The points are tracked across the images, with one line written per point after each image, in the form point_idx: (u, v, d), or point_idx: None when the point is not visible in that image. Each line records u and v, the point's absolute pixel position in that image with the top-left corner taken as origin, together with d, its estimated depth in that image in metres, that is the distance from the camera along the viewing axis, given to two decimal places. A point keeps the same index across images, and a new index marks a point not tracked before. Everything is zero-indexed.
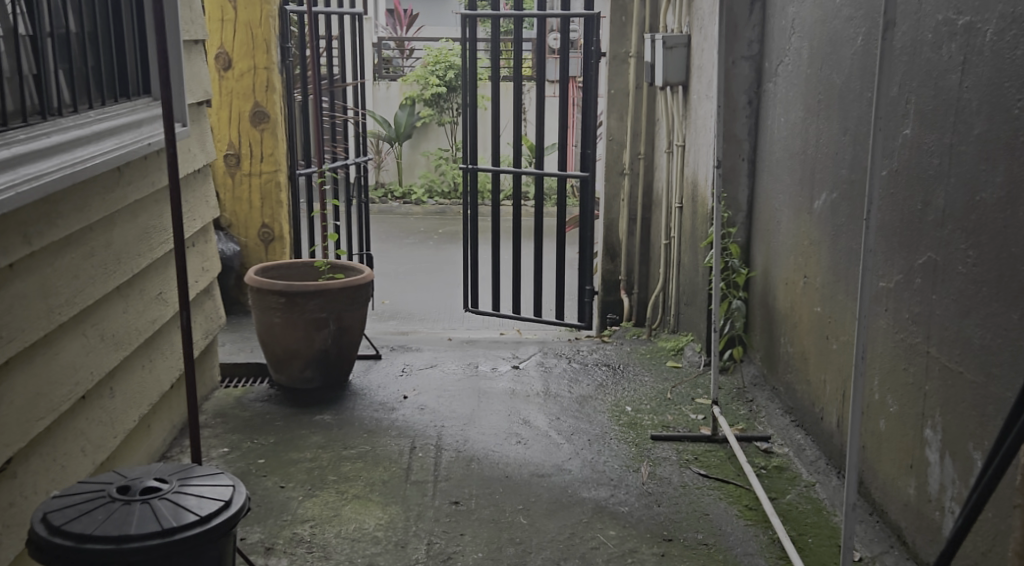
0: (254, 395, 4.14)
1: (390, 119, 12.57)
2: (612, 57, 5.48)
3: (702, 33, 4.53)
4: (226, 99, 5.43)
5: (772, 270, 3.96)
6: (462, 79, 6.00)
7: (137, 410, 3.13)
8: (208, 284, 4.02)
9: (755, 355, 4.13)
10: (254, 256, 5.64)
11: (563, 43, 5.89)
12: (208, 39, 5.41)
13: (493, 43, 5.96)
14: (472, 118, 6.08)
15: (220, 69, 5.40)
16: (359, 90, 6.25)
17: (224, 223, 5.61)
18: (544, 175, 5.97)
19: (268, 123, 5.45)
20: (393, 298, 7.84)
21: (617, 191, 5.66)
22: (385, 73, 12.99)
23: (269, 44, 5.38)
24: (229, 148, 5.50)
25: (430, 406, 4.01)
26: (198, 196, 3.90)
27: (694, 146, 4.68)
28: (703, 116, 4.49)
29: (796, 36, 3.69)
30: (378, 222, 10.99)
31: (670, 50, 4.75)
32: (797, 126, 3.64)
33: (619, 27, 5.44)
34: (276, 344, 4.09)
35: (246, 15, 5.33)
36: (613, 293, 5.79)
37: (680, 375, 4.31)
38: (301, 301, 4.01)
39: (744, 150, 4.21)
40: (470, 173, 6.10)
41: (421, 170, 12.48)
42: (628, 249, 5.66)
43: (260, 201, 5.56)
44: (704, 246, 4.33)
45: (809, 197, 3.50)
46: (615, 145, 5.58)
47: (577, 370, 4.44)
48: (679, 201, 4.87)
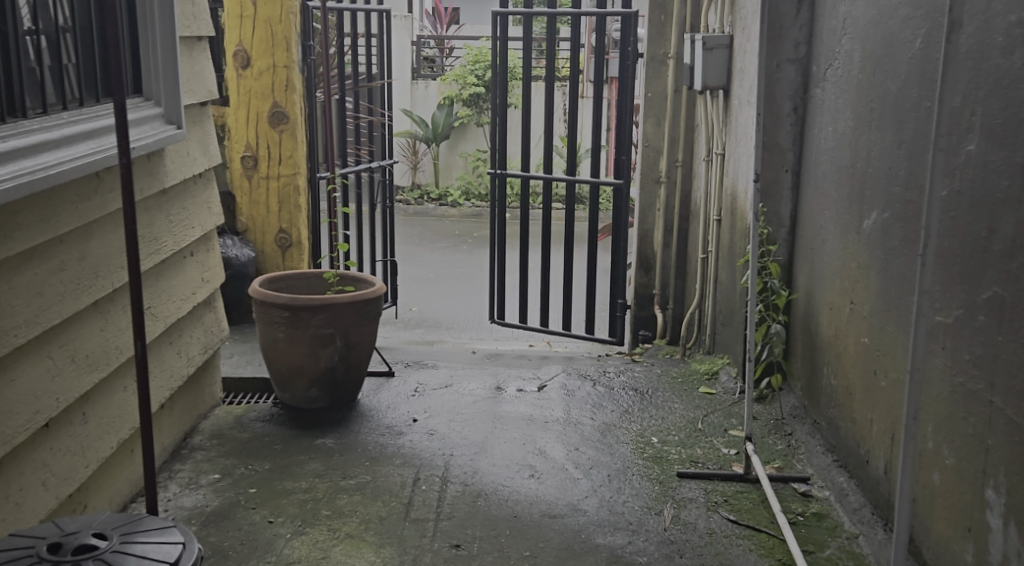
0: (256, 414, 3.89)
1: (428, 119, 12.35)
2: (649, 58, 5.17)
3: (745, 34, 4.21)
4: (244, 99, 5.20)
5: (815, 293, 3.63)
6: (492, 79, 5.72)
7: (116, 437, 2.90)
8: (209, 295, 3.78)
9: (795, 384, 3.82)
10: (271, 262, 5.41)
11: (600, 42, 5.58)
12: (226, 34, 5.17)
13: (526, 42, 5.67)
14: (502, 119, 5.79)
15: (238, 67, 5.17)
16: (385, 90, 6.00)
17: (241, 227, 5.41)
18: (576, 182, 5.66)
19: (287, 124, 5.20)
20: (421, 305, 7.59)
21: (653, 199, 5.35)
22: (424, 72, 12.74)
23: (289, 42, 5.12)
24: (246, 150, 5.27)
25: (441, 432, 3.74)
26: (199, 202, 3.66)
27: (733, 155, 4.36)
28: (743, 123, 4.16)
29: (848, 37, 3.36)
30: (412, 225, 10.75)
31: (710, 51, 4.43)
32: (846, 136, 3.31)
33: (657, 27, 5.13)
34: (280, 361, 3.85)
35: (266, 11, 5.08)
36: (646, 308, 5.49)
37: (713, 403, 4.01)
38: (305, 315, 3.76)
39: (787, 160, 3.88)
40: (499, 179, 5.83)
41: (458, 172, 12.24)
42: (663, 262, 5.34)
43: (278, 205, 5.33)
44: (742, 265, 4.01)
45: (858, 216, 3.17)
46: (651, 151, 5.27)
47: (602, 394, 4.15)
48: (717, 213, 4.56)
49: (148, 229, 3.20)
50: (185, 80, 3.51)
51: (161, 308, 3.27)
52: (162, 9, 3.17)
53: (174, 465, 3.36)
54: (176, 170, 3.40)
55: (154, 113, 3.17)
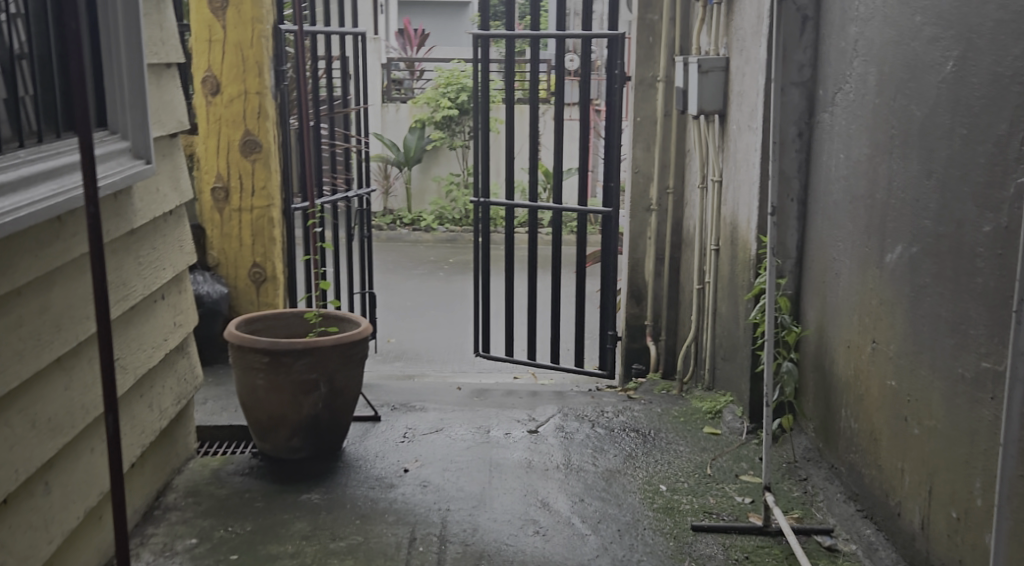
0: (234, 466, 3.63)
1: (399, 142, 12.12)
2: (637, 82, 4.98)
3: (742, 56, 4.03)
4: (214, 127, 4.95)
5: (828, 329, 3.44)
6: (473, 103, 5.51)
7: (84, 504, 2.63)
8: (182, 340, 3.52)
9: (808, 425, 3.62)
10: (244, 298, 5.13)
11: (584, 65, 5.39)
12: (194, 60, 4.94)
13: (508, 65, 5.47)
14: (484, 143, 5.57)
15: (208, 94, 4.93)
16: (361, 116, 5.77)
17: (211, 262, 5.14)
18: (562, 209, 5.46)
19: (259, 153, 4.96)
20: (399, 336, 7.35)
21: (644, 227, 5.15)
22: (394, 95, 12.51)
23: (261, 68, 4.89)
24: (217, 181, 5.02)
25: (434, 483, 3.49)
26: (170, 240, 3.41)
27: (732, 183, 4.17)
28: (743, 149, 3.98)
29: (860, 60, 3.18)
30: (386, 251, 10.52)
31: (705, 74, 4.25)
32: (862, 165, 3.13)
33: (645, 49, 4.96)
34: (259, 410, 3.59)
35: (236, 35, 4.85)
36: (638, 339, 5.28)
37: (720, 445, 3.80)
38: (285, 360, 3.51)
39: (794, 188, 3.69)
40: (482, 207, 5.61)
41: (431, 196, 12.01)
42: (655, 292, 5.15)
43: (251, 238, 5.06)
44: (748, 298, 3.81)
45: (879, 250, 2.99)
46: (641, 177, 5.08)
47: (602, 436, 3.93)
48: (715, 242, 4.37)
49: (115, 273, 2.94)
50: (153, 111, 3.26)
51: (130, 359, 3.01)
52: (127, 34, 2.93)
53: (147, 529, 3.10)
54: (145, 207, 3.14)
55: (120, 148, 2.92)
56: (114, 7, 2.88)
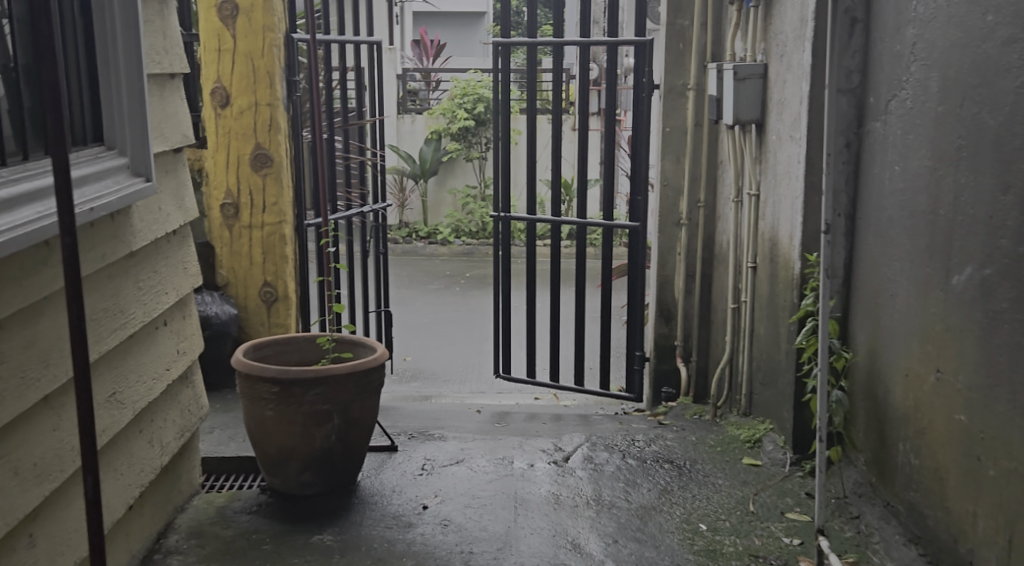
0: (241, 503, 3.39)
1: (415, 154, 11.90)
2: (667, 90, 4.75)
3: (783, 62, 3.79)
4: (224, 140, 4.73)
5: (882, 355, 3.18)
6: (493, 113, 5.28)
7: (74, 555, 2.40)
8: (186, 369, 3.29)
9: (859, 457, 3.35)
10: (255, 319, 4.90)
11: (610, 74, 5.15)
12: (203, 71, 4.72)
13: (530, 75, 5.24)
14: (505, 153, 5.33)
15: (217, 105, 4.71)
16: (376, 128, 5.56)
17: (220, 281, 4.91)
18: (587, 224, 5.21)
19: (270, 167, 4.73)
20: (415, 354, 7.12)
21: (673, 243, 4.91)
22: (410, 106, 12.28)
23: (273, 78, 4.66)
24: (227, 196, 4.80)
25: (457, 521, 3.25)
26: (173, 262, 3.18)
27: (771, 196, 3.93)
28: (785, 161, 3.73)
29: (919, 64, 2.94)
30: (401, 265, 10.30)
31: (742, 82, 4.01)
32: (924, 178, 2.89)
33: (675, 55, 4.73)
34: (269, 443, 3.36)
35: (246, 45, 4.63)
36: (667, 360, 5.03)
37: (761, 478, 3.54)
38: (297, 391, 3.28)
39: (842, 203, 3.45)
40: (502, 222, 5.37)
41: (447, 209, 11.78)
42: (685, 310, 4.90)
43: (262, 256, 4.84)
44: (791, 321, 3.56)
45: (945, 271, 2.74)
46: (670, 191, 4.85)
47: (634, 468, 3.68)
48: (752, 260, 4.12)
49: (113, 300, 2.71)
50: (156, 125, 3.04)
51: (128, 392, 2.78)
52: (126, 40, 2.70)
53: None
54: (145, 228, 2.92)
55: (117, 163, 2.69)
56: (112, 13, 2.65)
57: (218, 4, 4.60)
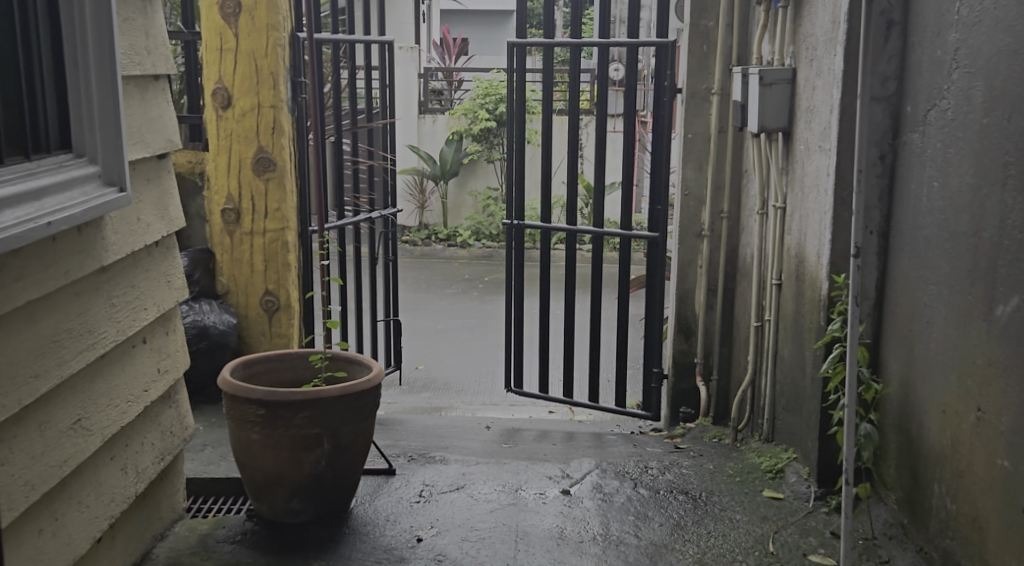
0: (225, 531, 3.19)
1: (435, 155, 11.70)
2: (689, 94, 4.52)
3: (812, 66, 3.54)
4: (225, 144, 4.55)
5: (917, 387, 2.93)
6: (506, 115, 5.05)
7: None
8: (168, 388, 3.09)
9: (890, 495, 3.10)
10: (256, 328, 4.71)
11: (630, 76, 4.91)
12: (204, 71, 4.53)
13: (546, 76, 5.00)
14: (518, 157, 5.08)
15: (218, 107, 4.52)
16: (387, 131, 5.36)
17: (220, 289, 4.72)
18: (604, 233, 4.97)
19: (273, 171, 4.54)
20: (428, 363, 6.91)
21: (694, 255, 4.67)
22: (432, 106, 12.05)
23: (276, 79, 4.47)
24: (227, 202, 4.61)
25: (452, 556, 3.04)
26: (155, 275, 2.99)
27: (797, 209, 3.68)
28: (813, 173, 3.49)
29: (960, 72, 2.70)
30: (419, 268, 10.10)
31: (768, 87, 3.76)
32: (966, 196, 2.64)
33: (699, 58, 4.50)
34: (255, 468, 3.16)
35: (249, 44, 4.44)
36: (686, 378, 4.79)
37: (782, 513, 3.30)
38: (285, 413, 3.08)
39: (874, 220, 3.21)
40: (515, 229, 5.14)
41: (467, 211, 11.57)
42: (706, 326, 4.66)
43: (264, 264, 4.64)
44: (817, 345, 3.31)
45: (988, 300, 2.50)
46: (691, 201, 4.61)
47: (645, 499, 3.45)
48: (777, 276, 3.87)
49: (79, 319, 2.51)
50: (137, 129, 2.85)
51: (97, 417, 2.59)
52: (99, 40, 2.51)
53: None
54: (121, 240, 2.72)
55: (87, 173, 2.48)
56: (80, 10, 2.44)
57: (220, 1, 4.41)
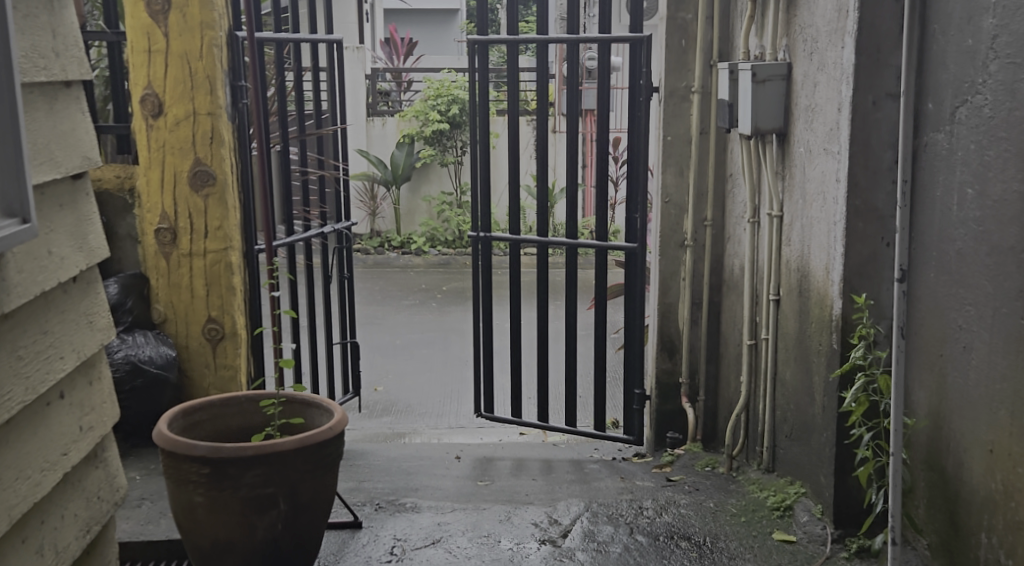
0: None
1: (386, 160, 11.24)
2: (668, 94, 4.17)
3: (812, 59, 3.20)
4: (158, 156, 4.10)
5: (952, 419, 2.59)
6: (469, 116, 4.66)
7: None
8: (95, 446, 2.65)
9: (922, 541, 2.76)
10: (198, 360, 4.25)
11: (601, 75, 4.54)
12: (132, 76, 4.09)
13: (510, 75, 4.62)
14: (482, 158, 4.72)
15: (148, 115, 4.08)
16: (338, 138, 4.94)
17: (157, 318, 4.24)
18: (578, 245, 4.60)
19: (213, 185, 4.10)
20: (387, 383, 6.50)
21: (676, 266, 4.33)
22: (380, 108, 11.58)
23: (213, 83, 4.04)
24: (162, 220, 4.16)
25: None
26: (73, 317, 2.55)
27: (797, 219, 3.35)
28: (817, 178, 3.15)
29: (999, 63, 2.37)
30: (374, 279, 9.68)
31: (761, 84, 3.42)
32: (1013, 205, 2.31)
33: (678, 54, 4.15)
34: (199, 535, 2.73)
35: (181, 45, 4.01)
36: (671, 400, 4.44)
37: (798, 559, 2.96)
38: (231, 472, 2.66)
39: (888, 229, 2.90)
40: (482, 243, 4.76)
41: (422, 217, 11.17)
42: (691, 343, 4.32)
43: (205, 288, 4.18)
44: (833, 372, 2.97)
45: None
46: (672, 208, 4.27)
47: (645, 549, 3.10)
48: (775, 292, 3.53)
49: None
50: (44, 147, 2.41)
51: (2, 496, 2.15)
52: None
53: None
54: (28, 280, 2.28)
55: None
56: None
57: None
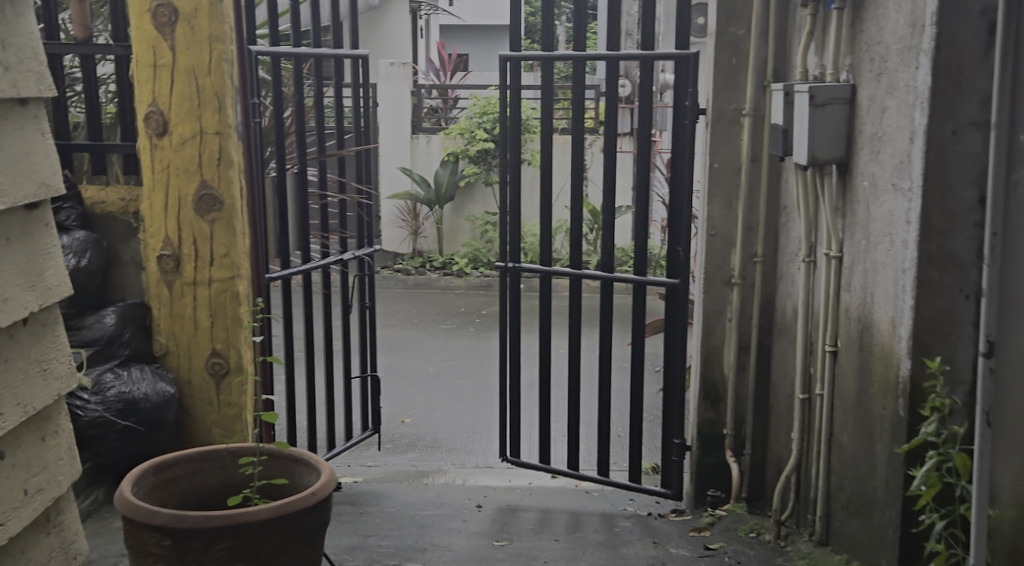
0: None
1: (430, 178, 10.93)
2: (715, 116, 3.80)
3: (879, 81, 2.80)
4: (163, 178, 3.79)
5: None
6: (500, 135, 4.30)
7: None
8: (46, 509, 2.36)
9: None
10: (200, 396, 3.91)
11: (644, 94, 4.16)
12: (137, 92, 3.79)
13: (546, 93, 4.27)
14: (514, 182, 4.36)
15: (152, 134, 3.76)
16: (362, 159, 4.62)
17: (157, 351, 3.92)
18: (614, 278, 4.22)
19: (220, 210, 3.78)
20: (415, 415, 6.17)
21: (722, 306, 3.93)
22: (426, 124, 11.32)
23: (222, 100, 3.72)
24: (165, 246, 3.84)
25: None
26: (21, 366, 2.27)
27: (858, 260, 2.95)
28: (883, 217, 2.74)
29: None
30: (412, 300, 9.37)
31: (821, 108, 3.02)
32: None
33: (728, 73, 3.77)
34: None
35: (188, 59, 3.70)
36: (714, 453, 4.03)
37: None
38: (196, 544, 2.33)
39: (968, 280, 2.50)
40: (511, 274, 4.41)
41: (464, 237, 10.86)
42: (736, 391, 3.92)
43: (209, 319, 3.85)
44: (903, 449, 2.55)
45: None
46: (719, 242, 3.88)
47: None
48: (832, 342, 3.12)
49: None
50: None
51: None
52: None
53: None
54: None
55: None
56: None
57: (153, 8, 3.68)
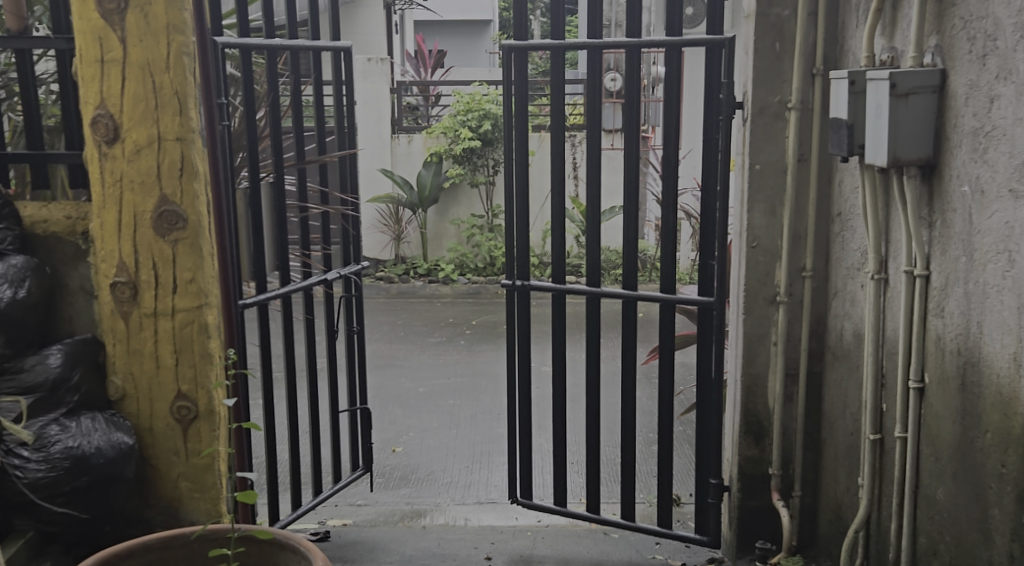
0: None
1: (412, 180, 10.35)
2: (757, 111, 3.28)
3: (984, 67, 2.30)
4: (115, 192, 3.22)
5: None
6: (505, 136, 3.77)
7: None
8: None
9: None
10: (165, 445, 3.36)
11: (668, 87, 3.63)
12: (80, 92, 3.21)
13: (555, 88, 3.73)
14: (520, 189, 3.82)
15: (101, 142, 3.19)
16: (344, 165, 4.07)
17: (113, 394, 3.34)
18: (638, 297, 3.69)
19: (184, 229, 3.23)
20: (407, 443, 5.63)
21: (766, 327, 3.42)
22: (407, 124, 10.75)
23: (183, 101, 3.18)
24: (119, 272, 3.26)
25: None
26: None
27: (954, 280, 2.45)
28: (995, 231, 2.25)
29: None
30: (397, 311, 8.83)
31: (902, 99, 2.51)
32: None
33: (771, 60, 3.26)
34: None
35: (142, 53, 3.14)
36: (757, 495, 3.55)
37: None
38: None
39: None
40: (519, 293, 3.88)
41: (450, 241, 10.34)
42: (784, 424, 3.43)
43: (173, 355, 3.30)
44: None
45: None
46: (761, 255, 3.37)
47: None
48: (917, 376, 2.61)
49: None
50: None
51: None
52: None
53: None
54: None
55: None
56: None
57: None
